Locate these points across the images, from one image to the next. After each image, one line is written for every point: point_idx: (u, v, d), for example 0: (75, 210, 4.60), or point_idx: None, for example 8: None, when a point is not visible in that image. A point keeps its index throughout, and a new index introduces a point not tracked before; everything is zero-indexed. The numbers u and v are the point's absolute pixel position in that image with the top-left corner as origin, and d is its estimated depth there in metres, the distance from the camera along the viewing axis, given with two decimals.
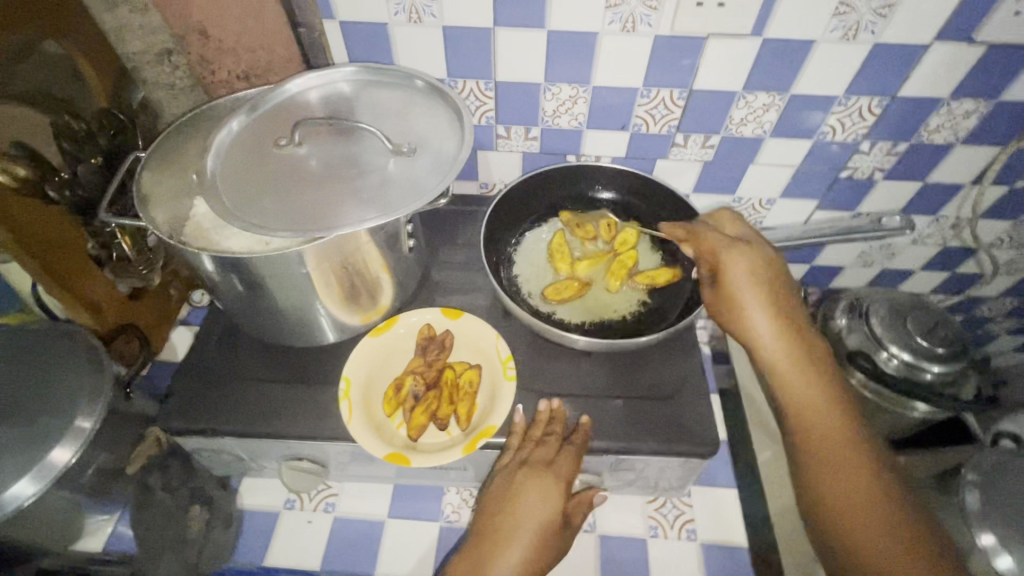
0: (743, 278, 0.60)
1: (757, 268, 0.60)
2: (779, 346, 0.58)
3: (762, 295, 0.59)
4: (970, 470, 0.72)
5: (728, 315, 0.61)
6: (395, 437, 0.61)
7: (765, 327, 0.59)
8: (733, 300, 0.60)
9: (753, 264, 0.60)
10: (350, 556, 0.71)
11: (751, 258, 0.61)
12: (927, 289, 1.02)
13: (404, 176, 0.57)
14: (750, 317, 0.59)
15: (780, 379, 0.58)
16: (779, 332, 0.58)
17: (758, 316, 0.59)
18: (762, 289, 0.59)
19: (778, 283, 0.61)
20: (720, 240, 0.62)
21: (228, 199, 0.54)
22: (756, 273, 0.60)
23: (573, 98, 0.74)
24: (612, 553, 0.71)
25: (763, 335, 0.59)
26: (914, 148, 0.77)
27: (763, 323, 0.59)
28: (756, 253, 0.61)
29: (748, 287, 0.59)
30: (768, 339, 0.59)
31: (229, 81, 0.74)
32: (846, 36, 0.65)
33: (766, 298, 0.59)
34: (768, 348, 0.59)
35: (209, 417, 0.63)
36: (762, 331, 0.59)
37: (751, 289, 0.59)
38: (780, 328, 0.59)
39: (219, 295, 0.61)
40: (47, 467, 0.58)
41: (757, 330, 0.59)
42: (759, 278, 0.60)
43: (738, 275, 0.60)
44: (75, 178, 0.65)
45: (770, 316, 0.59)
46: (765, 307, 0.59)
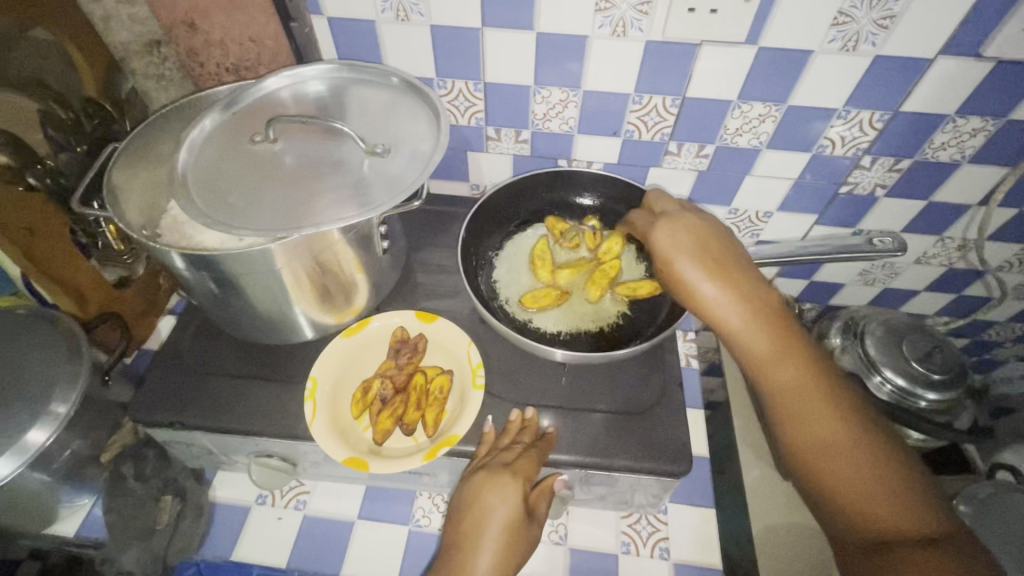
0: (672, 246, 0.56)
1: (684, 233, 0.57)
2: (725, 308, 0.54)
3: (696, 257, 0.55)
4: (962, 502, 0.69)
5: (672, 287, 0.57)
6: (360, 442, 0.61)
7: (706, 291, 0.54)
8: (670, 270, 0.56)
9: (679, 231, 0.57)
10: (319, 555, 0.71)
11: (678, 225, 0.57)
12: (931, 311, 0.98)
13: (377, 176, 0.56)
14: (689, 287, 0.55)
15: (738, 348, 0.53)
16: (720, 295, 0.54)
17: (696, 281, 0.55)
18: (695, 252, 0.55)
19: (711, 238, 0.57)
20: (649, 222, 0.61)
21: (197, 196, 0.54)
22: (684, 237, 0.56)
23: (563, 102, 0.73)
24: (582, 567, 0.70)
25: (708, 300, 0.54)
26: (918, 165, 0.74)
27: (703, 289, 0.54)
28: (686, 221, 0.58)
29: (681, 252, 0.56)
30: (715, 303, 0.54)
31: (217, 74, 0.75)
32: (846, 47, 0.62)
33: (700, 260, 0.55)
34: (713, 315, 0.54)
35: (178, 411, 0.64)
36: (707, 295, 0.54)
37: (683, 254, 0.56)
38: (721, 289, 0.54)
39: (191, 291, 0.61)
40: (23, 447, 0.59)
41: (701, 295, 0.54)
42: (688, 241, 0.56)
43: (668, 245, 0.57)
44: (58, 167, 0.66)
45: (707, 276, 0.54)
46: (701, 269, 0.55)
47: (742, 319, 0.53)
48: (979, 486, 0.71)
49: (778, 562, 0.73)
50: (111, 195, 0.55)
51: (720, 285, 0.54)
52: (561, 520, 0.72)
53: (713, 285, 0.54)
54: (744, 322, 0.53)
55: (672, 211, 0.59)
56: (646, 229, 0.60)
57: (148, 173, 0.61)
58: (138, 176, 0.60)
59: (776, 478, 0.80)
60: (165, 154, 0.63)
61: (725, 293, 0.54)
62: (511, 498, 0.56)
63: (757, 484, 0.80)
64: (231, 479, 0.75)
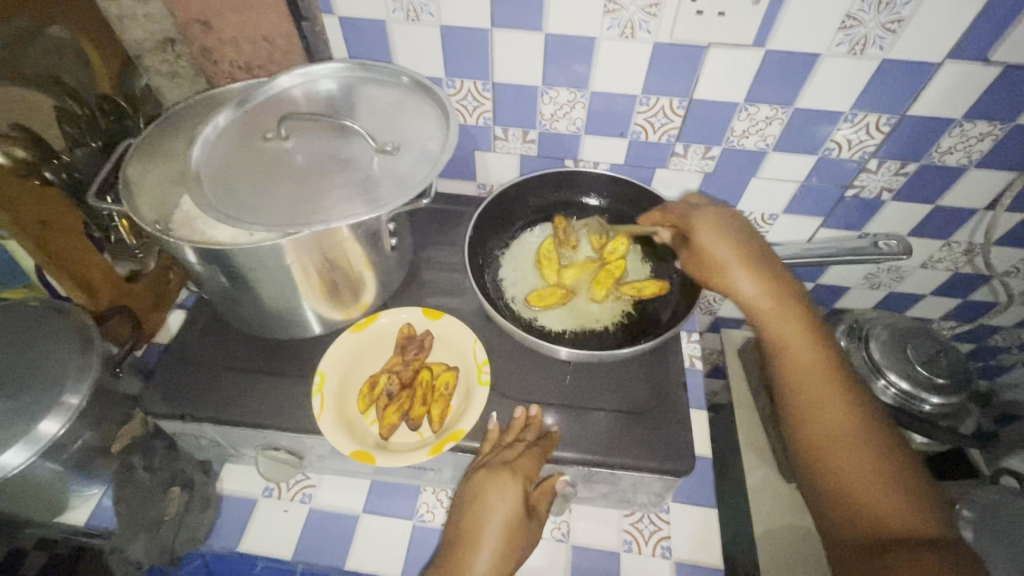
0: (712, 234, 0.61)
1: (727, 224, 0.62)
2: (759, 292, 0.58)
3: (736, 246, 0.60)
4: (965, 507, 0.69)
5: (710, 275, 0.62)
6: (366, 436, 0.61)
7: (742, 276, 0.59)
8: (708, 255, 0.61)
9: (721, 221, 0.62)
10: (324, 548, 0.71)
11: (719, 220, 0.62)
12: (937, 315, 0.98)
13: (386, 175, 0.57)
14: (726, 269, 0.60)
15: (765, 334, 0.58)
16: (756, 281, 0.59)
17: (733, 265, 0.59)
18: (735, 243, 0.60)
19: (750, 236, 0.61)
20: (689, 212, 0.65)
21: (210, 192, 0.55)
22: (725, 229, 0.61)
23: (571, 103, 0.73)
24: (584, 565, 0.70)
25: (743, 284, 0.59)
26: (924, 169, 0.74)
27: (739, 274, 0.59)
28: (727, 217, 0.62)
29: (720, 240, 0.61)
30: (749, 287, 0.59)
31: (230, 72, 0.76)
32: (853, 50, 0.63)
33: (740, 252, 0.60)
34: (746, 297, 0.59)
35: (188, 404, 0.65)
36: (741, 279, 0.59)
37: (722, 241, 0.61)
38: (758, 276, 0.59)
39: (202, 285, 0.62)
40: (35, 437, 0.60)
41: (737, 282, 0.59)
42: (731, 231, 0.61)
43: (709, 235, 0.61)
44: (73, 162, 0.65)
45: (745, 263, 0.59)
46: (740, 257, 0.60)
47: (773, 304, 0.58)
48: (983, 490, 0.71)
49: (779, 563, 0.73)
50: (126, 190, 0.56)
51: (758, 273, 0.59)
52: (564, 518, 0.73)
53: (750, 271, 0.59)
54: (775, 307, 0.58)
55: (712, 205, 0.64)
56: (685, 217, 0.65)
57: (161, 168, 0.61)
58: (152, 171, 0.61)
59: (778, 479, 0.80)
60: (177, 149, 0.64)
61: (761, 279, 0.59)
62: (511, 496, 0.57)
63: (759, 485, 0.80)
64: (238, 472, 0.76)
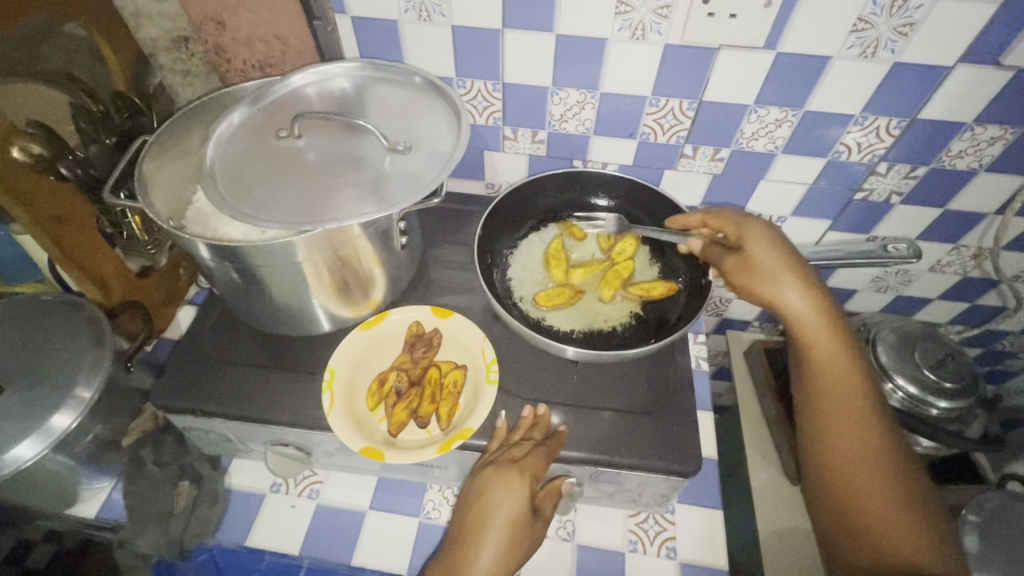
0: (769, 257, 0.61)
1: (784, 248, 0.61)
2: (814, 322, 0.59)
3: (795, 273, 0.59)
4: (971, 511, 0.69)
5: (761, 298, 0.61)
6: (376, 432, 0.62)
7: (801, 305, 0.59)
8: (767, 280, 0.60)
9: (778, 245, 0.61)
10: (330, 544, 0.72)
11: (771, 242, 0.61)
12: (944, 319, 0.98)
13: (399, 174, 0.58)
14: (784, 297, 0.59)
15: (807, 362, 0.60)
16: (812, 310, 0.59)
17: (793, 294, 0.59)
18: (791, 269, 0.60)
19: (800, 262, 0.61)
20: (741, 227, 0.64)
21: (225, 189, 0.55)
22: (782, 254, 0.60)
23: (581, 104, 0.74)
24: (589, 564, 0.70)
25: (799, 314, 0.59)
26: (934, 173, 0.74)
27: (798, 302, 0.59)
28: (779, 239, 0.62)
29: (780, 267, 0.60)
30: (805, 317, 0.59)
31: (243, 71, 0.76)
32: (865, 53, 0.63)
33: (795, 278, 0.59)
34: (800, 325, 0.59)
35: (199, 398, 0.65)
36: (799, 308, 0.59)
37: (782, 268, 0.60)
38: (815, 307, 0.59)
39: (214, 281, 0.62)
40: (49, 430, 0.61)
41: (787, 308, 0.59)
42: (789, 256, 0.60)
43: (764, 257, 0.61)
44: (87, 159, 0.67)
45: (805, 293, 0.59)
46: (800, 286, 0.59)
47: (824, 336, 0.59)
48: (989, 495, 0.71)
49: (784, 565, 0.73)
50: (142, 186, 0.56)
51: (815, 303, 0.59)
52: (569, 517, 0.73)
53: (809, 300, 0.59)
54: (826, 338, 0.59)
55: (764, 222, 0.63)
56: (737, 232, 0.64)
57: (175, 165, 0.62)
58: (166, 168, 0.61)
59: (784, 481, 0.80)
60: (191, 147, 0.64)
61: (817, 309, 0.59)
62: (518, 494, 0.57)
63: (765, 487, 0.80)
64: (245, 467, 0.77)
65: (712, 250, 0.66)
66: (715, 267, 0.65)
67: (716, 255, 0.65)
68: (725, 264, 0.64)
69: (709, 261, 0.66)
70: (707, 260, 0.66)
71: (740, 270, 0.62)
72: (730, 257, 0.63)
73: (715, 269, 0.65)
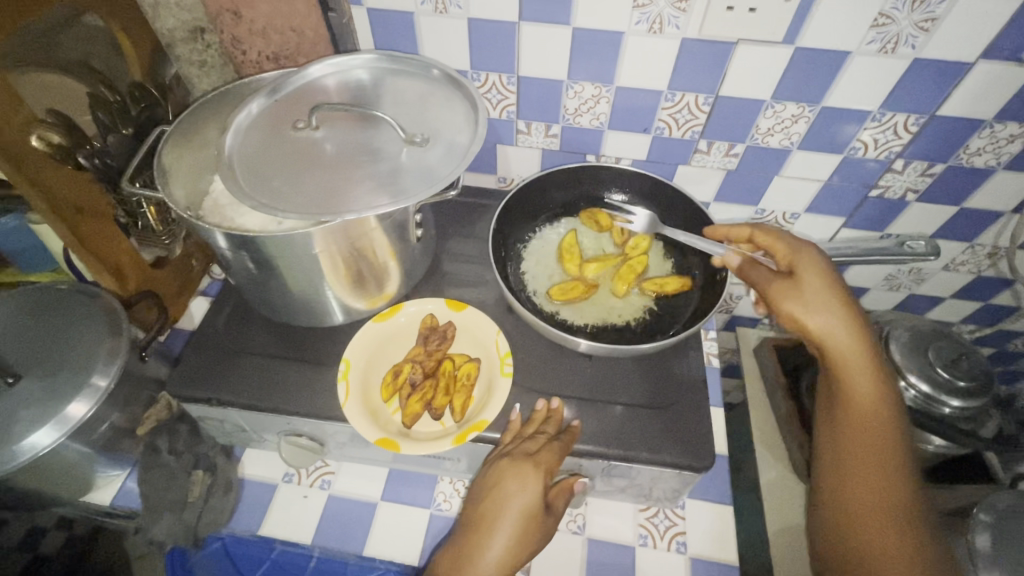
0: (815, 280, 0.59)
1: (837, 281, 0.59)
2: (858, 360, 0.58)
3: (846, 308, 0.59)
4: (982, 511, 0.69)
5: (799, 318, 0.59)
6: (390, 423, 0.62)
7: (848, 340, 0.58)
8: (818, 311, 0.58)
9: (831, 276, 0.60)
10: (342, 534, 0.73)
11: (818, 267, 0.60)
12: (956, 319, 0.97)
13: (415, 167, 0.58)
14: (833, 330, 0.58)
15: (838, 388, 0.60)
16: (859, 348, 0.58)
17: (843, 328, 0.58)
18: (836, 295, 0.59)
19: (847, 291, 0.60)
20: (790, 247, 0.63)
21: (243, 179, 0.56)
22: (834, 286, 0.59)
23: (596, 97, 0.73)
24: (599, 558, 0.71)
25: (843, 348, 0.58)
26: (951, 171, 0.73)
27: (846, 337, 0.58)
28: (828, 265, 0.61)
29: (832, 300, 0.59)
30: (841, 345, 0.58)
31: (258, 62, 0.76)
32: (884, 49, 0.62)
33: (838, 305, 0.58)
34: (843, 361, 0.59)
35: (213, 387, 0.66)
36: (846, 343, 0.58)
37: (834, 300, 0.59)
38: (863, 344, 0.58)
39: (231, 271, 0.63)
40: (63, 420, 0.62)
41: (821, 331, 0.58)
42: (842, 290, 0.59)
43: (810, 279, 0.60)
44: (105, 147, 0.66)
45: (854, 330, 0.58)
46: (851, 321, 0.58)
47: (866, 374, 0.59)
48: (1001, 495, 0.71)
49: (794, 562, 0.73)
50: (161, 174, 0.57)
51: (863, 341, 0.58)
52: (580, 510, 0.74)
53: (858, 337, 0.58)
54: (868, 378, 0.59)
55: (816, 248, 0.62)
56: (786, 253, 0.62)
57: (192, 155, 0.62)
58: (183, 158, 0.62)
59: (794, 478, 0.80)
60: (208, 137, 0.65)
61: (864, 347, 0.58)
62: (530, 488, 0.57)
63: (774, 484, 0.80)
64: (258, 457, 0.78)
65: (753, 269, 0.64)
66: (756, 285, 0.63)
67: (758, 273, 0.63)
68: (770, 284, 0.61)
69: (747, 278, 0.64)
70: (746, 277, 0.64)
71: (788, 295, 0.60)
72: (777, 278, 0.61)
73: (755, 287, 0.63)
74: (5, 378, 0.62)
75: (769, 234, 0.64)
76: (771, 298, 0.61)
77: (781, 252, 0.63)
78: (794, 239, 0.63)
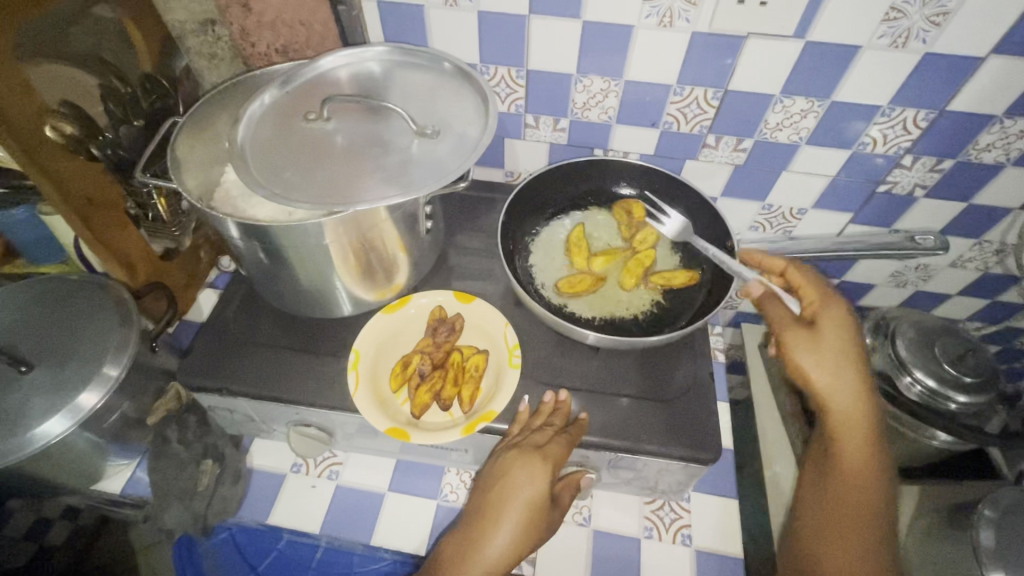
0: (831, 336, 0.59)
1: (857, 344, 0.59)
2: (858, 425, 0.59)
3: (860, 372, 0.59)
4: (987, 506, 0.70)
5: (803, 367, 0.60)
6: (399, 413, 0.63)
7: (853, 405, 0.58)
8: (828, 367, 0.58)
9: (852, 338, 0.59)
10: (350, 523, 0.73)
11: (837, 325, 0.60)
12: (963, 315, 0.97)
13: (427, 158, 0.58)
14: (838, 389, 0.58)
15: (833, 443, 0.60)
16: (863, 415, 0.59)
17: (850, 392, 0.58)
18: (850, 355, 0.59)
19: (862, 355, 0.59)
20: (814, 297, 0.63)
21: (255, 170, 0.56)
22: (852, 349, 0.59)
23: (604, 91, 0.73)
24: (605, 550, 0.71)
25: (845, 410, 0.59)
26: (960, 166, 0.73)
27: (851, 401, 0.58)
28: (849, 325, 0.60)
29: (845, 361, 0.59)
30: (840, 403, 0.59)
31: (267, 54, 0.77)
32: (895, 43, 0.62)
33: (851, 365, 0.58)
34: (842, 423, 0.59)
35: (224, 377, 0.66)
36: (847, 404, 0.59)
37: (848, 360, 0.59)
38: (868, 412, 0.59)
39: (242, 261, 0.63)
40: (75, 409, 0.62)
41: (823, 387, 0.59)
42: (860, 355, 0.59)
43: (827, 333, 0.59)
44: (117, 139, 0.67)
45: (861, 396, 0.59)
46: (860, 388, 0.59)
47: (862, 442, 0.59)
48: (1005, 491, 0.71)
49: None
50: (174, 163, 0.58)
51: (868, 409, 0.59)
52: (586, 502, 0.74)
53: (863, 404, 0.59)
54: (863, 446, 0.59)
55: (842, 304, 0.62)
56: (809, 303, 0.63)
57: (204, 145, 0.63)
58: (196, 148, 0.62)
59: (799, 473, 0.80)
60: (220, 128, 0.65)
61: (867, 416, 0.59)
62: (539, 479, 0.58)
63: (779, 478, 0.80)
64: (267, 448, 0.78)
65: (772, 304, 0.63)
66: (771, 320, 0.62)
67: (777, 310, 0.62)
68: (787, 326, 0.61)
69: (764, 311, 0.63)
70: (763, 309, 0.63)
71: (803, 344, 0.59)
72: (796, 323, 0.61)
73: (770, 321, 0.62)
74: (19, 367, 0.62)
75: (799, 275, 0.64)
76: (784, 340, 0.60)
77: (807, 300, 0.63)
78: (819, 292, 0.63)
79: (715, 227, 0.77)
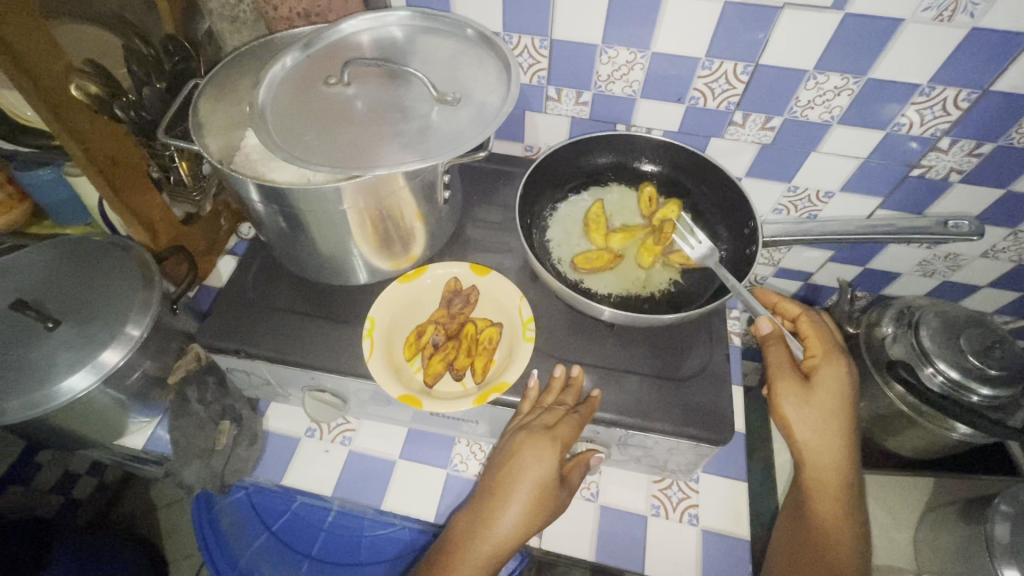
0: (828, 393, 0.61)
1: (846, 405, 0.61)
2: (833, 482, 0.61)
3: (843, 432, 0.61)
4: (1004, 501, 0.69)
5: (788, 412, 0.61)
6: (412, 380, 0.64)
7: (829, 460, 0.61)
8: (810, 420, 0.61)
9: (845, 397, 0.62)
10: (361, 488, 0.75)
11: (835, 381, 0.62)
12: (992, 307, 0.94)
13: (447, 125, 0.57)
14: (818, 445, 0.61)
15: (812, 481, 0.62)
16: (838, 474, 0.61)
17: (830, 449, 0.61)
18: (839, 411, 0.61)
19: (852, 412, 0.62)
20: (821, 347, 0.65)
21: (276, 134, 0.56)
22: (842, 410, 0.61)
23: (630, 63, 0.71)
24: (611, 525, 0.72)
25: (823, 459, 0.61)
26: (1000, 151, 0.69)
27: (828, 459, 0.61)
28: (846, 381, 0.62)
29: (830, 418, 0.61)
30: (819, 450, 0.61)
31: (290, 18, 0.75)
32: (940, 17, 0.59)
33: (837, 418, 0.61)
34: (817, 473, 0.62)
35: (242, 338, 0.67)
36: (826, 453, 0.61)
37: (835, 417, 0.61)
38: (845, 469, 0.61)
39: (264, 227, 0.64)
40: (98, 366, 0.64)
41: (801, 433, 0.62)
42: (848, 416, 0.61)
43: (825, 386, 0.62)
44: (139, 101, 0.64)
45: (840, 454, 0.61)
46: (841, 449, 0.61)
47: (834, 493, 0.61)
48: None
49: None
50: (197, 125, 0.58)
51: (844, 469, 0.61)
52: (593, 478, 0.75)
53: (839, 459, 0.61)
54: (832, 495, 0.61)
55: (845, 361, 0.63)
56: (817, 354, 0.64)
57: (227, 108, 0.63)
58: (218, 111, 0.62)
59: None
60: (240, 90, 0.65)
61: (842, 473, 0.61)
62: (548, 459, 0.58)
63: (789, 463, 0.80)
64: (283, 412, 0.80)
65: (775, 347, 0.63)
66: (770, 364, 0.63)
67: (779, 355, 0.63)
68: (783, 374, 0.62)
69: (765, 351, 0.64)
70: (766, 349, 0.64)
71: (793, 395, 0.61)
72: (793, 372, 0.62)
73: (769, 364, 0.63)
74: (46, 323, 0.64)
75: (812, 324, 0.66)
76: (776, 386, 0.62)
77: (812, 351, 0.65)
78: (827, 349, 0.64)
79: (737, 206, 0.75)
